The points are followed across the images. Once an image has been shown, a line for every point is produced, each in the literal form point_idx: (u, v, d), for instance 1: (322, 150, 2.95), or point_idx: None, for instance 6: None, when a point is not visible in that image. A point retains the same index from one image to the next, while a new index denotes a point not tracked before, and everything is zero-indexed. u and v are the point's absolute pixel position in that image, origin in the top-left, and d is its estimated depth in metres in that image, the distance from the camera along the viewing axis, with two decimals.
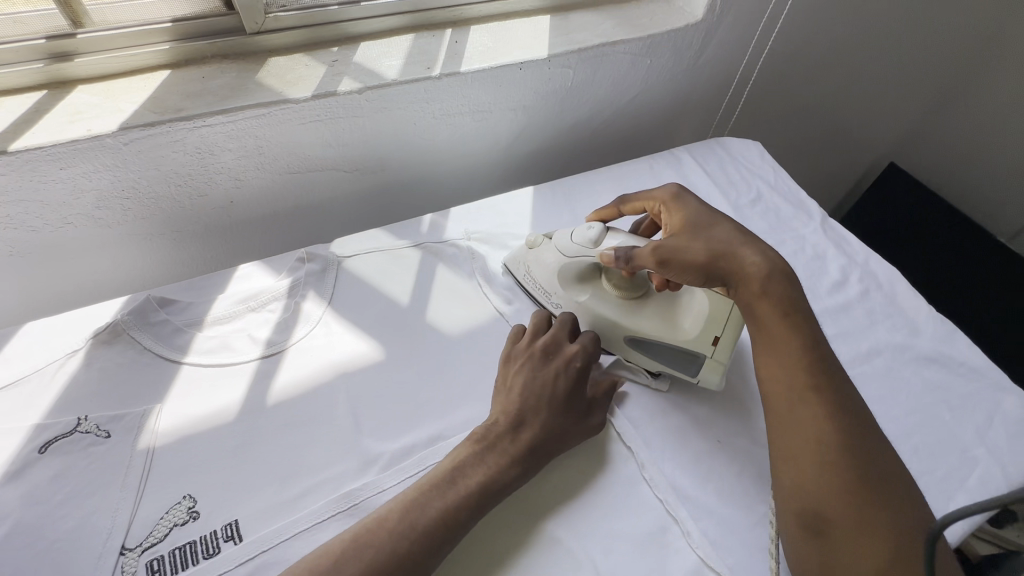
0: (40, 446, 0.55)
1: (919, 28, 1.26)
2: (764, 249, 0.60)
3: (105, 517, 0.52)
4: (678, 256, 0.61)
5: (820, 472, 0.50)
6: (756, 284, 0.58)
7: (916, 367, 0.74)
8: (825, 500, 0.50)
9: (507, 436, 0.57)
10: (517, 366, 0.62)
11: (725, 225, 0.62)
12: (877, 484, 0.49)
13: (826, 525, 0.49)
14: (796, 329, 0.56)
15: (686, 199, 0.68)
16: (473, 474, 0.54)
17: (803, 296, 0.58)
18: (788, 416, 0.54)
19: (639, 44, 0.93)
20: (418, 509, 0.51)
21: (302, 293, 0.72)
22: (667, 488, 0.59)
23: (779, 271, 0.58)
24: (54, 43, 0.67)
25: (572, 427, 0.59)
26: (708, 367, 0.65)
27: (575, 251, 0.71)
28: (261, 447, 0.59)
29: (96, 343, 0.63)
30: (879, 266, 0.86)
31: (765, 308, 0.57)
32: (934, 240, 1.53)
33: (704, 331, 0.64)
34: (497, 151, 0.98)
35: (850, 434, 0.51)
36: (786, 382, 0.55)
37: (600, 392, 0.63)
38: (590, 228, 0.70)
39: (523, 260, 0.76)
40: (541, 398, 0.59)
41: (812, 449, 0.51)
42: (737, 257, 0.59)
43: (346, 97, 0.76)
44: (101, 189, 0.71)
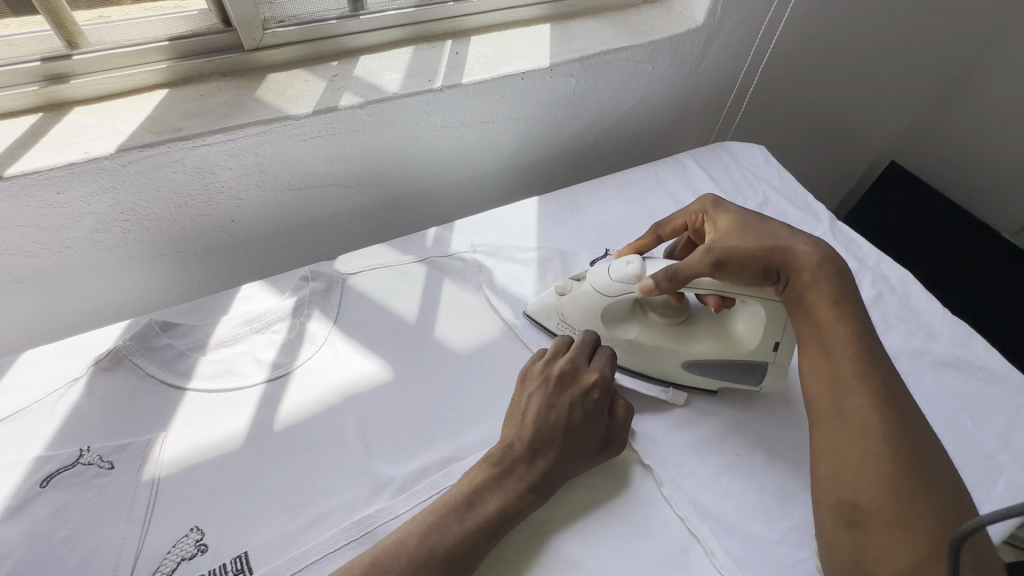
0: (42, 480, 0.53)
1: (920, 27, 1.26)
2: (815, 242, 0.60)
3: (111, 553, 0.50)
4: (736, 251, 0.59)
5: (861, 462, 0.49)
6: (809, 273, 0.58)
7: (934, 373, 0.72)
8: (863, 491, 0.48)
9: (523, 463, 0.55)
10: (533, 390, 0.60)
11: (772, 221, 0.64)
12: (920, 478, 0.48)
13: (862, 516, 0.48)
14: (845, 318, 0.55)
15: (727, 206, 0.68)
16: (490, 500, 0.52)
17: (853, 288, 0.58)
18: (830, 405, 0.53)
19: (641, 51, 0.92)
20: (436, 534, 0.49)
21: (306, 313, 0.70)
22: (686, 504, 0.57)
23: (832, 261, 0.59)
24: (49, 65, 0.66)
25: (590, 451, 0.57)
26: (772, 373, 0.65)
27: (619, 290, 0.64)
28: (269, 474, 0.57)
29: (97, 370, 0.62)
30: (890, 269, 0.85)
31: (814, 296, 0.57)
32: (938, 238, 1.52)
33: (764, 340, 0.63)
34: (499, 162, 0.97)
35: (896, 426, 0.50)
36: (830, 372, 0.54)
37: (622, 416, 0.61)
38: (628, 262, 0.64)
39: (553, 308, 0.70)
40: (559, 423, 0.57)
41: (853, 439, 0.50)
42: (790, 247, 0.60)
43: (348, 112, 0.75)
44: (99, 213, 0.70)
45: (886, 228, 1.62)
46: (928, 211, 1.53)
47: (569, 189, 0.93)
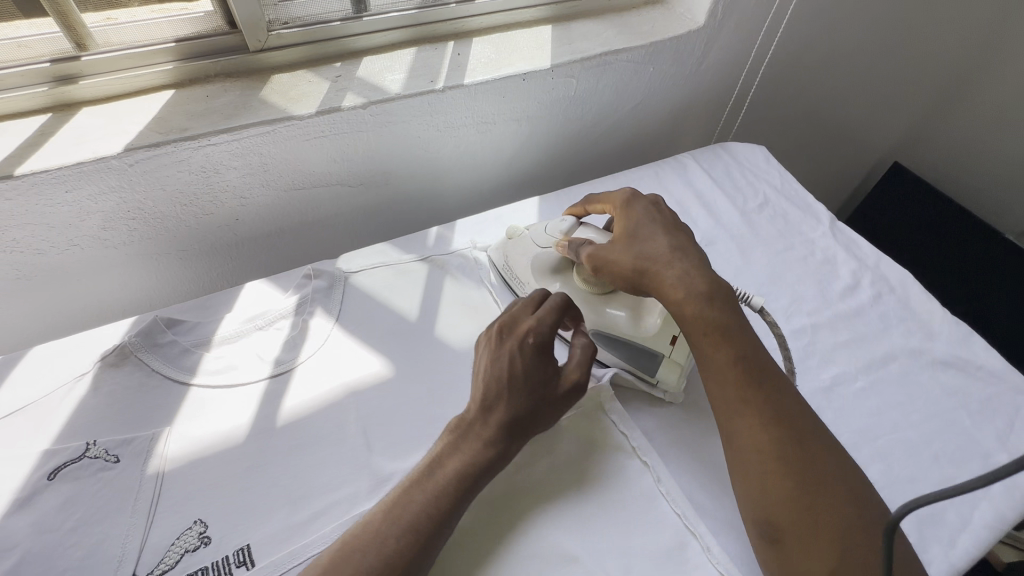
0: (49, 473, 0.54)
1: (921, 28, 1.26)
2: (689, 271, 0.58)
3: (116, 544, 0.51)
4: (608, 266, 0.63)
5: (762, 483, 0.50)
6: (677, 305, 0.57)
7: (932, 372, 0.73)
8: (772, 509, 0.49)
9: (478, 423, 0.55)
10: (482, 351, 0.59)
11: (659, 238, 0.61)
12: (819, 489, 0.49)
13: (779, 534, 0.49)
14: (722, 343, 0.55)
15: (635, 207, 0.65)
16: (450, 462, 0.53)
17: (732, 311, 0.56)
18: (727, 428, 0.54)
19: (641, 52, 0.93)
20: (400, 507, 0.50)
21: (309, 310, 0.71)
22: (684, 501, 0.57)
23: (700, 294, 0.56)
24: (59, 66, 0.67)
25: (548, 399, 0.57)
26: (665, 366, 0.65)
27: (546, 241, 0.75)
28: (271, 469, 0.58)
29: (103, 366, 0.63)
30: (890, 269, 0.85)
31: (689, 324, 0.57)
32: (943, 240, 1.51)
33: (662, 330, 0.65)
34: (500, 162, 0.98)
35: (786, 442, 0.51)
36: (720, 397, 0.54)
37: (578, 353, 0.61)
38: (563, 221, 0.75)
39: (503, 252, 0.78)
40: (509, 376, 0.56)
41: (751, 461, 0.51)
42: (659, 277, 0.58)
43: (350, 112, 0.75)
44: (106, 211, 0.71)
45: (890, 228, 1.62)
46: (931, 212, 1.53)
47: (571, 189, 0.93)
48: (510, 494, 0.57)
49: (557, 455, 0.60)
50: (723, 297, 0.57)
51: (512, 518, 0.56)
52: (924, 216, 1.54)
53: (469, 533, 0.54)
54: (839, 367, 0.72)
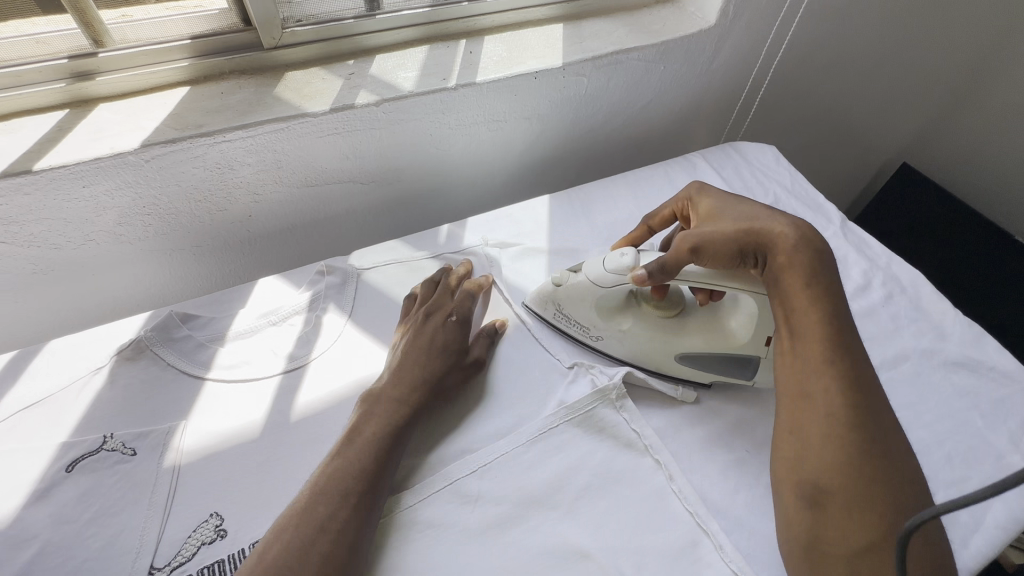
0: (68, 465, 0.55)
1: (933, 27, 1.25)
2: (799, 224, 0.59)
3: (133, 537, 0.52)
4: (709, 236, 0.61)
5: (826, 442, 0.50)
6: (785, 254, 0.58)
7: (945, 373, 0.72)
8: (826, 472, 0.49)
9: (393, 388, 0.60)
10: (395, 344, 0.67)
11: (751, 206, 0.64)
12: (881, 463, 0.48)
13: (824, 496, 0.49)
14: (819, 300, 0.55)
15: (713, 190, 0.70)
16: (368, 427, 0.56)
17: (830, 270, 0.57)
18: (800, 386, 0.53)
19: (652, 50, 0.93)
20: (326, 476, 0.52)
21: (322, 306, 0.72)
22: (696, 499, 0.57)
23: (808, 243, 0.58)
24: (76, 62, 0.68)
25: (457, 364, 0.65)
26: (763, 369, 0.65)
27: (612, 280, 0.66)
28: (286, 464, 0.58)
29: (120, 359, 0.64)
30: (902, 270, 0.85)
31: (788, 276, 0.57)
32: (953, 242, 1.50)
33: (756, 335, 0.63)
34: (511, 160, 0.98)
35: (861, 410, 0.50)
36: (802, 354, 0.54)
37: (481, 338, 0.70)
38: (623, 255, 0.65)
39: (552, 298, 0.72)
40: (425, 346, 0.64)
41: (820, 420, 0.51)
42: (768, 227, 0.59)
43: (364, 110, 0.76)
44: (122, 206, 0.71)
45: (898, 230, 1.61)
46: (939, 214, 1.52)
47: (581, 188, 0.94)
48: (530, 497, 0.57)
49: (568, 452, 0.60)
50: (829, 255, 0.58)
51: (522, 515, 0.56)
52: (932, 219, 1.53)
53: (480, 530, 0.55)
54: None
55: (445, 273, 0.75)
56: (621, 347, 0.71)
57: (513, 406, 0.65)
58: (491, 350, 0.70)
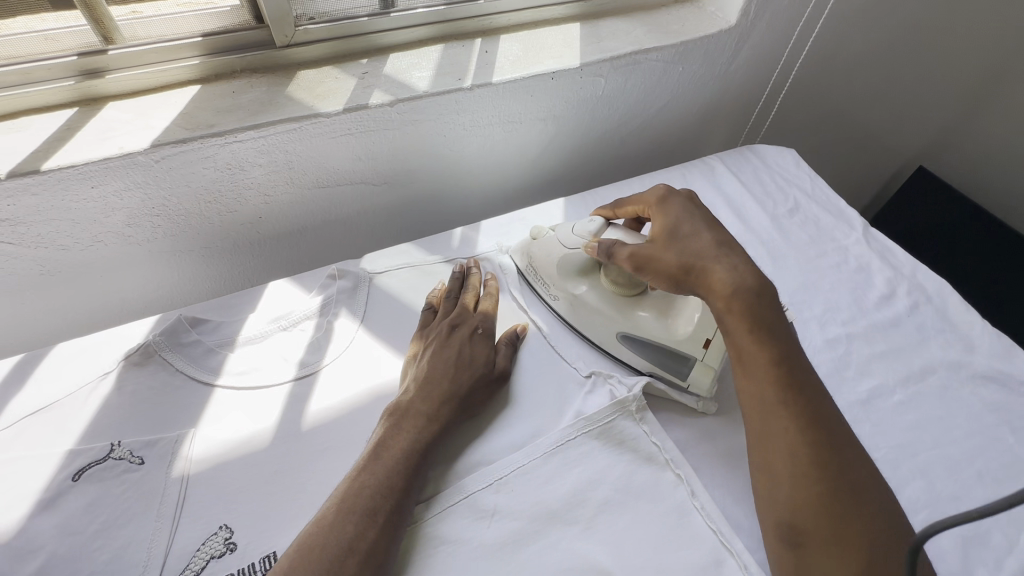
0: (74, 473, 0.54)
1: (956, 30, 1.22)
2: (737, 265, 0.56)
3: (140, 549, 0.50)
4: (651, 262, 0.61)
5: (794, 485, 0.48)
6: (722, 300, 0.55)
7: (973, 386, 0.70)
8: (796, 509, 0.47)
9: (419, 403, 0.59)
10: (411, 359, 0.65)
11: (701, 233, 0.59)
12: (852, 500, 0.47)
13: (803, 537, 0.46)
14: (766, 344, 0.52)
15: (672, 202, 0.64)
16: (395, 442, 0.55)
17: (775, 309, 0.54)
18: (759, 426, 0.51)
19: (671, 51, 0.90)
20: (354, 494, 0.51)
21: (334, 311, 0.70)
22: (719, 517, 0.55)
23: (749, 286, 0.54)
24: (85, 60, 0.67)
25: (486, 377, 0.63)
26: (699, 370, 0.64)
27: (574, 242, 0.71)
28: (297, 474, 0.57)
29: (127, 365, 0.62)
30: (927, 278, 0.83)
31: (732, 321, 0.54)
32: (974, 247, 1.46)
33: (697, 333, 0.64)
34: (525, 162, 0.96)
35: (823, 450, 0.48)
36: (756, 398, 0.52)
37: (504, 345, 0.68)
38: (591, 222, 0.71)
39: (527, 251, 0.76)
40: (451, 359, 0.62)
41: (782, 460, 0.49)
42: (707, 269, 0.56)
43: (378, 110, 0.74)
44: (132, 207, 0.70)
45: (914, 234, 1.57)
46: (958, 218, 1.48)
47: (597, 191, 0.92)
48: (548, 512, 0.55)
49: (586, 465, 0.58)
50: (771, 295, 0.55)
51: (541, 531, 0.54)
52: (949, 224, 1.50)
53: (498, 546, 0.53)
54: (877, 379, 0.70)
55: (459, 279, 0.73)
56: (572, 312, 0.71)
57: (532, 415, 0.63)
58: (513, 357, 0.68)
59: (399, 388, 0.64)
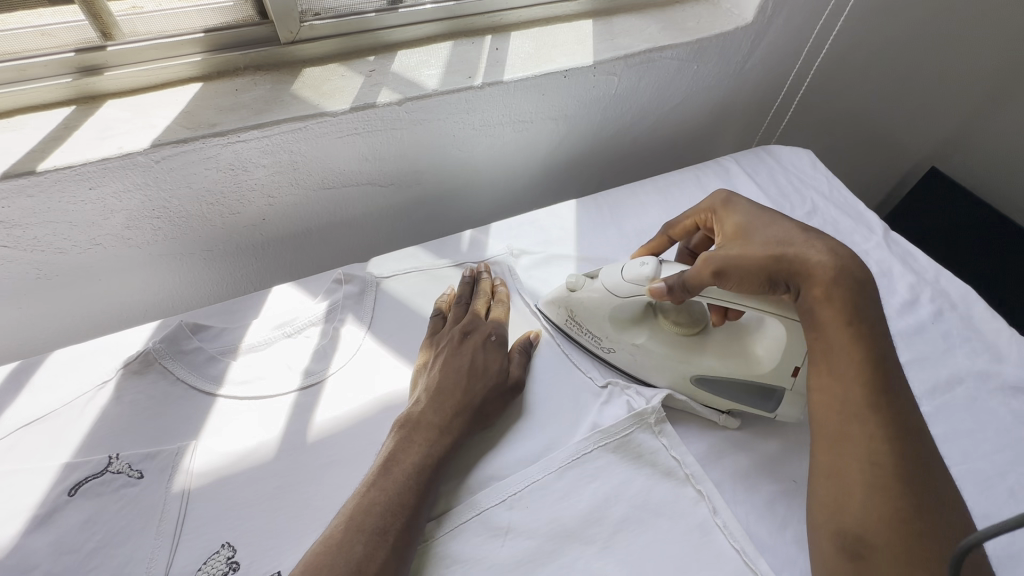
0: (70, 488, 0.51)
1: (976, 27, 1.19)
2: (834, 248, 0.53)
3: (140, 568, 0.48)
4: (737, 263, 0.55)
5: (869, 492, 0.44)
6: (822, 287, 0.51)
7: (1003, 397, 0.68)
8: (869, 523, 0.44)
9: (431, 415, 0.56)
10: (421, 367, 0.63)
11: (784, 224, 0.57)
12: (930, 520, 0.43)
13: (866, 548, 0.43)
14: (860, 339, 0.49)
15: (737, 203, 0.63)
16: (406, 457, 0.53)
17: (871, 304, 0.51)
18: (837, 428, 0.48)
19: (686, 49, 0.88)
20: (363, 511, 0.48)
21: (340, 317, 0.68)
22: (744, 536, 0.53)
23: (848, 273, 0.51)
24: (83, 56, 0.64)
25: (499, 387, 0.61)
26: (788, 401, 0.60)
27: (628, 290, 0.63)
28: (302, 489, 0.54)
29: (126, 373, 0.60)
30: (950, 284, 0.80)
31: (827, 311, 0.51)
32: (990, 249, 1.42)
33: (782, 364, 0.59)
34: (535, 163, 0.93)
35: (907, 462, 0.45)
36: (840, 398, 0.49)
37: (518, 354, 0.66)
38: (642, 264, 0.63)
39: (565, 304, 0.68)
40: (463, 369, 0.60)
41: (861, 468, 0.46)
42: (801, 256, 0.53)
43: (385, 108, 0.72)
44: (131, 209, 0.68)
45: (923, 236, 1.55)
46: (972, 220, 1.45)
47: (609, 193, 0.89)
48: (565, 532, 0.53)
49: (605, 480, 0.56)
50: (871, 286, 0.52)
51: (557, 550, 0.52)
52: (953, 225, 1.48)
53: (515, 567, 0.51)
54: None
55: (469, 284, 0.71)
56: (636, 363, 0.66)
57: (546, 426, 0.61)
58: (527, 365, 0.66)
59: (410, 396, 0.61)
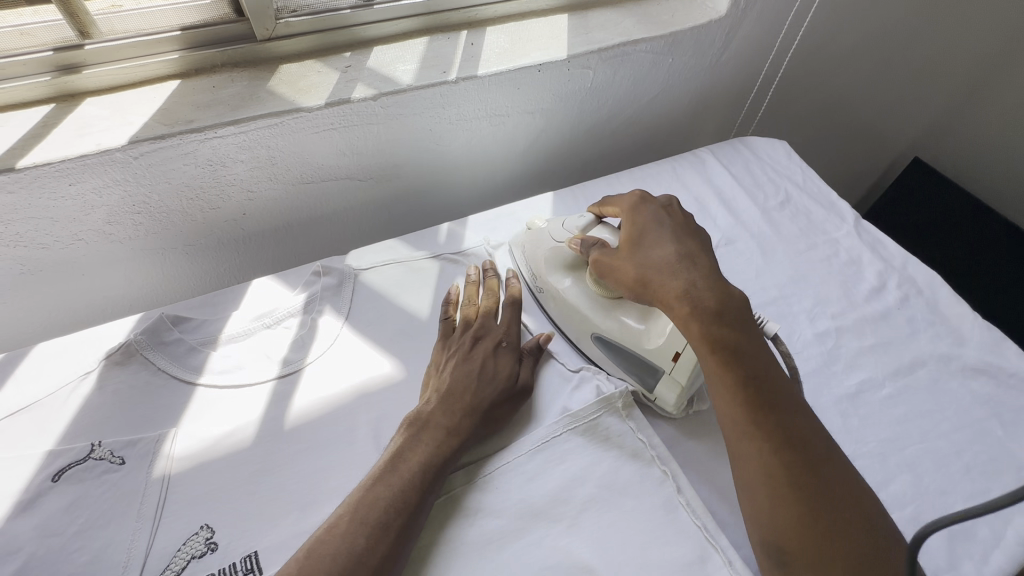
0: (54, 474, 0.53)
1: (954, 19, 1.20)
2: (695, 281, 0.55)
3: (121, 549, 0.50)
4: (612, 273, 0.62)
5: (778, 503, 0.46)
6: (680, 319, 0.55)
7: (963, 380, 0.70)
8: (781, 530, 0.46)
9: (439, 417, 0.57)
10: (434, 367, 0.63)
11: (665, 245, 0.59)
12: (835, 518, 0.45)
13: (786, 555, 0.45)
14: (729, 363, 0.51)
15: (641, 211, 0.64)
16: (413, 456, 0.54)
17: (737, 329, 0.53)
18: (732, 444, 0.50)
19: (660, 42, 0.89)
20: (366, 506, 0.50)
21: (318, 308, 0.69)
22: (706, 514, 0.55)
23: (704, 307, 0.53)
24: (61, 55, 0.65)
25: (510, 391, 0.61)
26: (664, 383, 0.62)
27: (563, 235, 0.72)
28: (280, 473, 0.56)
29: (109, 364, 0.61)
30: (917, 270, 0.82)
31: (690, 338, 0.54)
32: (973, 238, 1.44)
33: (668, 344, 0.61)
34: (513, 156, 0.95)
35: (802, 470, 0.47)
36: (725, 417, 0.51)
37: (528, 357, 0.66)
38: (582, 218, 0.73)
39: (520, 242, 0.77)
40: (471, 374, 0.61)
41: (759, 481, 0.48)
42: (661, 286, 0.56)
43: (361, 103, 0.73)
44: (112, 205, 0.69)
45: (906, 225, 1.57)
46: (953, 208, 1.46)
47: (586, 185, 0.91)
48: (533, 511, 0.55)
49: (572, 461, 0.58)
50: (734, 317, 0.53)
51: (525, 528, 0.54)
52: (935, 216, 1.50)
53: (482, 545, 0.53)
54: (866, 373, 0.70)
55: (476, 284, 0.72)
56: (555, 307, 0.71)
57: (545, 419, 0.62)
58: (536, 370, 0.66)
59: (420, 395, 0.62)
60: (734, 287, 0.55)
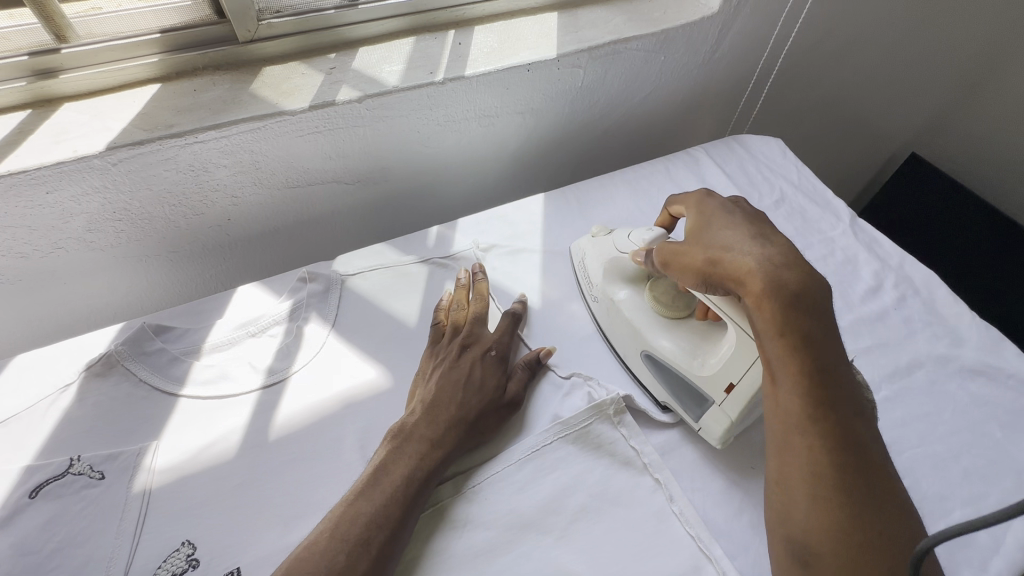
0: (31, 490, 0.52)
1: (951, 14, 1.19)
2: (774, 257, 0.50)
3: (99, 567, 0.49)
4: (678, 260, 0.58)
5: (814, 503, 0.45)
6: (752, 296, 0.49)
7: (961, 381, 0.69)
8: (812, 531, 0.45)
9: (423, 428, 0.56)
10: (421, 374, 0.62)
11: (736, 226, 0.55)
12: (871, 527, 0.44)
13: (812, 557, 0.44)
14: (797, 351, 0.47)
15: (712, 201, 0.61)
16: (396, 469, 0.53)
17: (814, 314, 0.48)
18: (780, 438, 0.48)
19: (652, 40, 0.88)
20: (348, 521, 0.49)
21: (303, 316, 0.68)
22: (699, 523, 0.54)
23: (783, 286, 0.48)
24: (37, 59, 0.64)
25: (496, 402, 0.60)
26: (712, 415, 0.59)
27: (627, 247, 0.70)
28: (264, 486, 0.55)
29: (89, 375, 0.60)
30: (915, 269, 0.81)
31: (761, 320, 0.49)
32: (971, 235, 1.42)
33: (721, 373, 0.58)
34: (504, 156, 0.94)
35: (851, 474, 0.45)
36: (783, 409, 0.48)
37: (521, 369, 0.64)
38: (649, 230, 0.69)
39: (583, 248, 0.76)
40: (456, 384, 0.59)
41: (800, 479, 0.46)
42: (732, 263, 0.52)
43: (346, 106, 0.72)
44: (91, 213, 0.68)
45: (902, 223, 1.56)
46: (951, 205, 1.45)
47: (578, 186, 0.89)
48: (522, 522, 0.54)
49: (562, 471, 0.57)
50: (814, 299, 0.48)
51: (514, 540, 0.53)
52: (935, 211, 1.48)
53: (471, 557, 0.52)
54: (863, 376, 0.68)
55: (466, 288, 0.71)
56: (606, 318, 0.70)
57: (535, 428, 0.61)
58: (530, 383, 0.64)
59: (406, 404, 0.61)
60: (818, 271, 0.50)
